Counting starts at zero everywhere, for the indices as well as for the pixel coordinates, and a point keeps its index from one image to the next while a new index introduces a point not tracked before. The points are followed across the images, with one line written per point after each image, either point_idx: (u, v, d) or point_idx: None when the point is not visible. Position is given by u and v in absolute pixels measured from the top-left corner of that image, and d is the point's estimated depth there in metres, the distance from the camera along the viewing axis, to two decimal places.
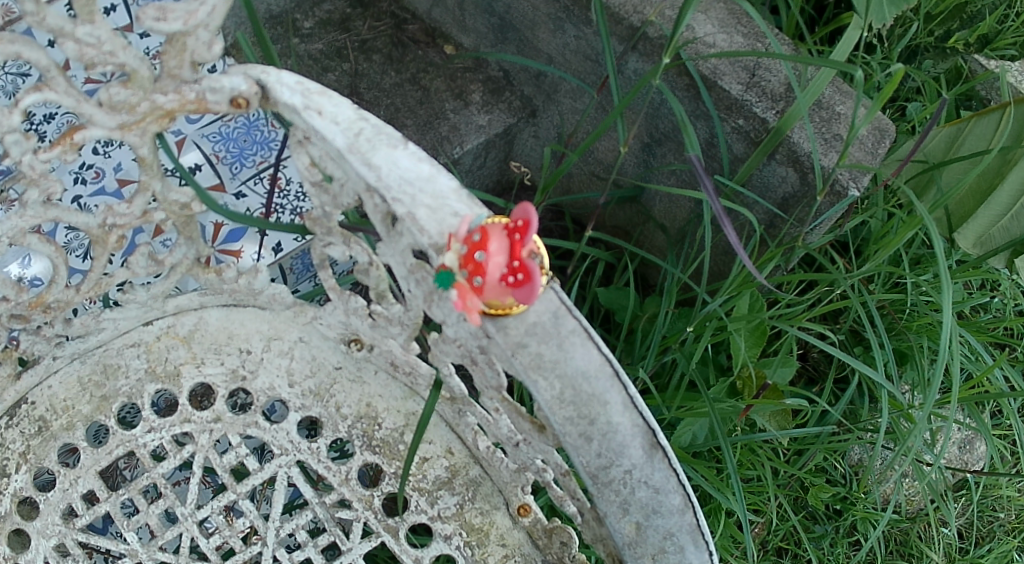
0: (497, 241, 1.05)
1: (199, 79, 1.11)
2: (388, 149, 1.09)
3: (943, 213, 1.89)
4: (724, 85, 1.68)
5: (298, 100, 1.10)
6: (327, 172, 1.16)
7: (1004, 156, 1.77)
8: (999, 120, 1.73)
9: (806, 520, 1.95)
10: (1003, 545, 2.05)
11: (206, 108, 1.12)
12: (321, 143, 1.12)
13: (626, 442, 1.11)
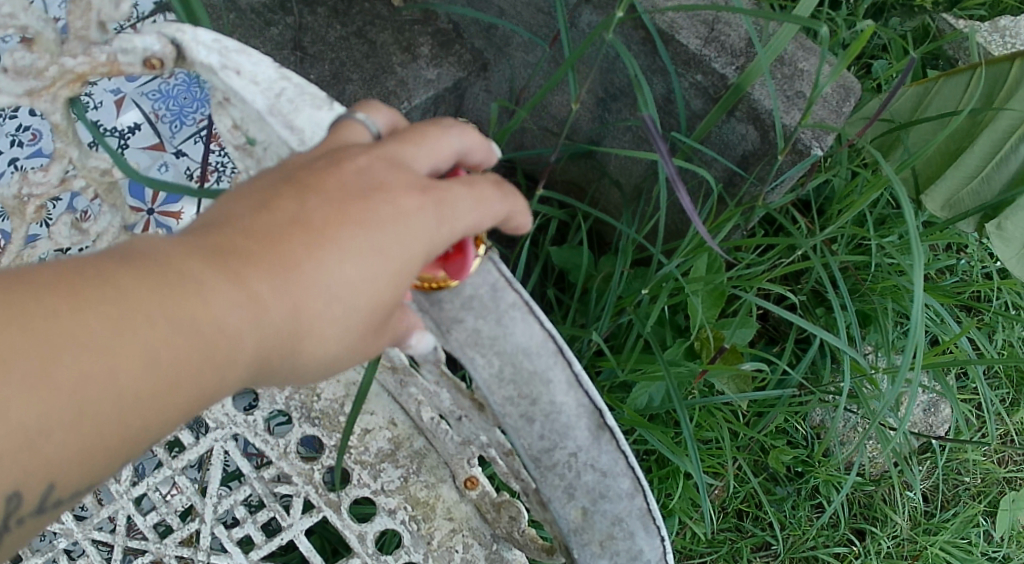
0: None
1: (110, 40, 1.05)
2: (312, 110, 1.06)
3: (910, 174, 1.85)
4: (681, 40, 1.63)
5: (215, 59, 1.06)
6: (250, 136, 1.12)
7: (974, 118, 1.75)
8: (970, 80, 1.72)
9: (766, 482, 1.92)
10: (969, 510, 2.03)
11: (119, 72, 1.06)
12: (241, 105, 1.08)
13: (570, 423, 1.06)
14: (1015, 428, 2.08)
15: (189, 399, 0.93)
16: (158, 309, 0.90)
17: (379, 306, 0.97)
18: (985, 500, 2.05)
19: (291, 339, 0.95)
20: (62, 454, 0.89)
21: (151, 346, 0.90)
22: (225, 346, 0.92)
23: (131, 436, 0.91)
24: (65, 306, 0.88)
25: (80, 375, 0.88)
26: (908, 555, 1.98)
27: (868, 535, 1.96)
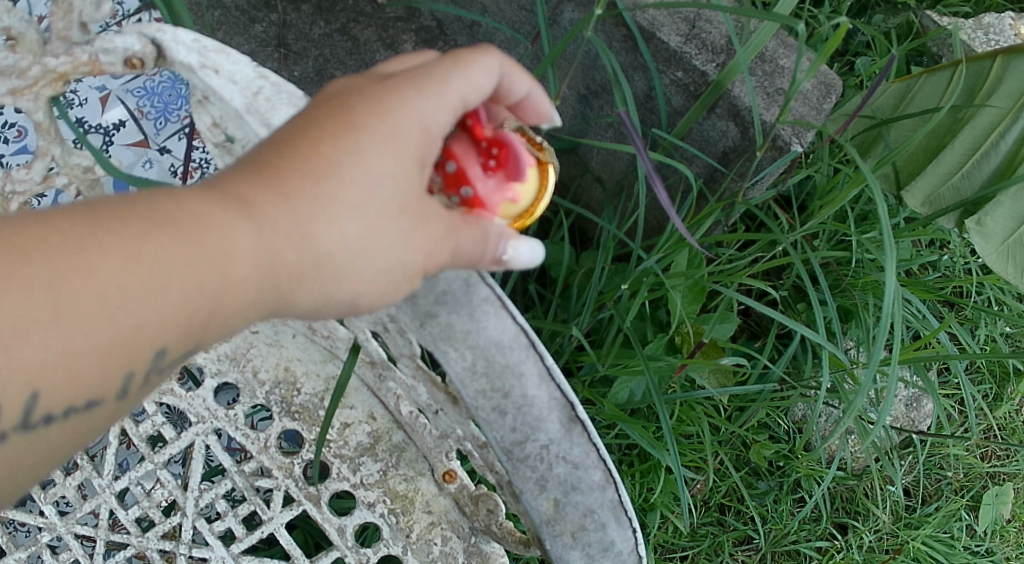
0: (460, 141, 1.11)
1: (91, 42, 1.15)
2: (288, 109, 1.14)
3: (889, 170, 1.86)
4: (662, 37, 1.64)
5: (193, 59, 1.13)
6: (227, 134, 1.21)
7: (954, 115, 1.78)
8: (952, 77, 1.76)
9: (749, 476, 1.93)
10: (951, 504, 2.04)
11: (100, 71, 1.15)
12: (219, 104, 1.17)
13: (542, 416, 1.08)
14: (997, 422, 2.10)
15: (186, 324, 0.96)
16: (163, 231, 0.94)
17: (374, 245, 1.01)
18: (968, 494, 2.07)
19: (285, 273, 0.99)
20: (62, 365, 0.92)
21: (155, 269, 0.93)
22: (224, 274, 0.96)
23: (126, 357, 0.95)
24: (78, 223, 0.92)
25: (81, 278, 0.91)
26: (890, 549, 2.00)
27: (850, 529, 1.98)
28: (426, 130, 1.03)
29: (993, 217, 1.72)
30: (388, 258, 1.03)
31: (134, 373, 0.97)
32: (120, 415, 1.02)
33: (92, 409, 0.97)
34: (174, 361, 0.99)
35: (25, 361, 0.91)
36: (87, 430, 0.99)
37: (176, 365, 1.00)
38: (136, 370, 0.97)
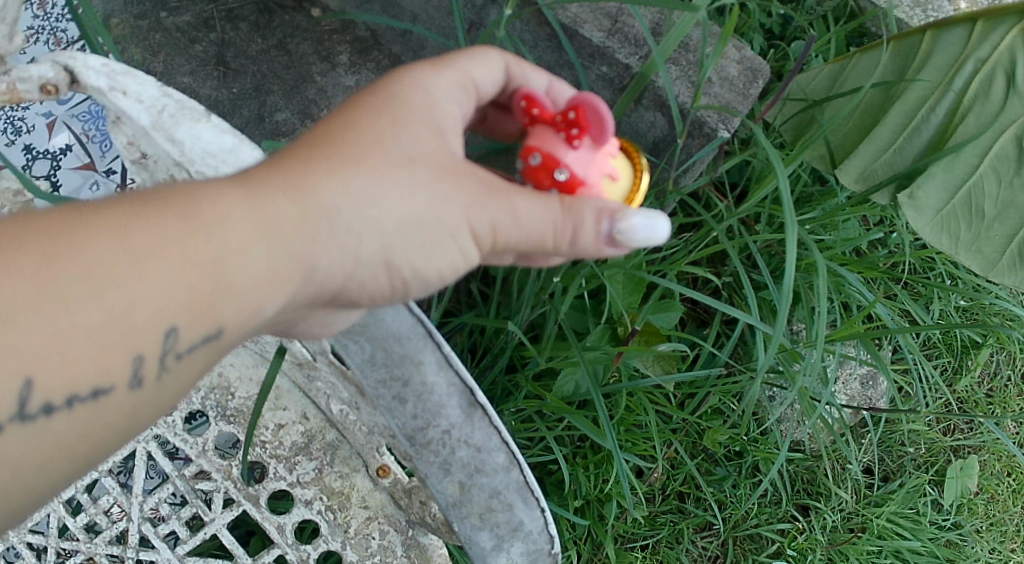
0: (548, 132, 1.24)
1: (7, 71, 1.22)
2: (191, 123, 1.22)
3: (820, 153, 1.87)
4: (585, 33, 1.67)
5: (103, 82, 1.21)
6: (143, 150, 1.27)
7: (887, 92, 1.79)
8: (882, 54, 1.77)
9: (706, 462, 1.94)
10: (914, 480, 2.05)
11: (18, 98, 1.22)
12: (130, 124, 1.23)
13: (441, 401, 1.20)
14: (957, 395, 2.11)
15: (190, 290, 1.04)
16: (184, 208, 1.05)
17: (374, 205, 1.13)
18: (932, 469, 2.08)
19: (287, 236, 1.09)
20: (66, 347, 0.99)
21: (156, 236, 1.02)
22: (223, 236, 1.05)
23: (133, 332, 1.02)
24: (90, 209, 1.02)
25: (109, 253, 1.00)
26: (855, 528, 2.02)
27: (812, 511, 1.99)
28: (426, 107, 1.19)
29: (922, 193, 1.73)
30: (390, 216, 1.14)
31: (142, 353, 1.04)
32: (131, 413, 1.07)
33: (101, 399, 1.03)
34: (182, 344, 1.06)
35: (28, 346, 0.97)
36: (99, 424, 1.04)
37: (187, 352, 1.07)
38: (144, 349, 1.04)
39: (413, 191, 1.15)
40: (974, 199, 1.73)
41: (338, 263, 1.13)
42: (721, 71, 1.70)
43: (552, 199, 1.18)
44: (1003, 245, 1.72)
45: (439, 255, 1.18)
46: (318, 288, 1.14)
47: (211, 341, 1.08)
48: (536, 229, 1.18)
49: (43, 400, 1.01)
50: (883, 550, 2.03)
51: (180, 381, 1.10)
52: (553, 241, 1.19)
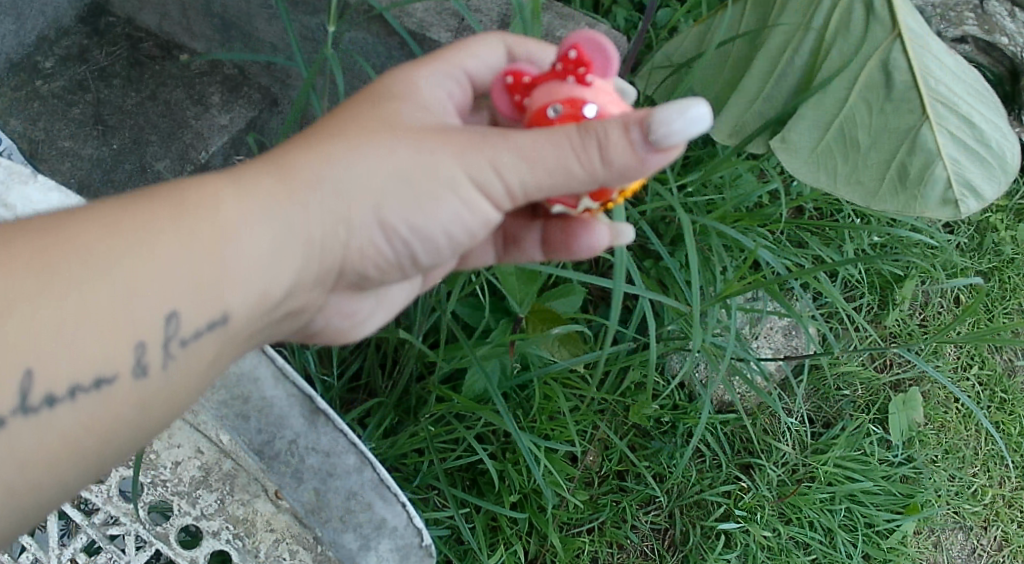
0: (551, 84, 1.17)
1: None
2: (20, 187, 1.44)
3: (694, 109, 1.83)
4: (434, 36, 1.68)
5: None
6: None
7: (751, 43, 1.80)
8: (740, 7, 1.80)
9: (640, 438, 1.95)
10: (855, 421, 2.06)
11: None
12: None
13: (284, 414, 1.49)
14: (889, 331, 2.11)
15: (187, 268, 1.08)
16: (174, 196, 1.10)
17: (360, 167, 1.17)
18: (872, 408, 2.09)
19: (277, 209, 1.13)
20: (63, 335, 1.03)
21: (143, 223, 1.07)
22: (214, 213, 1.10)
23: (129, 318, 1.06)
24: (78, 211, 1.08)
25: (105, 243, 1.05)
26: (803, 479, 2.02)
27: (756, 469, 2.00)
28: (415, 85, 1.25)
29: (796, 135, 1.68)
30: (380, 179, 1.17)
31: (144, 340, 1.08)
32: (138, 404, 1.10)
33: (104, 390, 1.06)
34: (183, 328, 1.10)
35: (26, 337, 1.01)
36: (105, 417, 1.07)
37: (192, 339, 1.11)
38: (145, 335, 1.08)
39: (404, 150, 1.17)
40: (846, 131, 1.69)
41: (332, 234, 1.18)
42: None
43: (569, 128, 1.12)
44: (883, 171, 1.68)
45: (444, 212, 1.20)
46: (314, 262, 1.18)
47: (213, 326, 1.12)
48: (551, 156, 1.13)
49: (45, 392, 1.03)
50: (835, 496, 2.03)
51: (187, 370, 1.13)
52: (575, 163, 1.12)
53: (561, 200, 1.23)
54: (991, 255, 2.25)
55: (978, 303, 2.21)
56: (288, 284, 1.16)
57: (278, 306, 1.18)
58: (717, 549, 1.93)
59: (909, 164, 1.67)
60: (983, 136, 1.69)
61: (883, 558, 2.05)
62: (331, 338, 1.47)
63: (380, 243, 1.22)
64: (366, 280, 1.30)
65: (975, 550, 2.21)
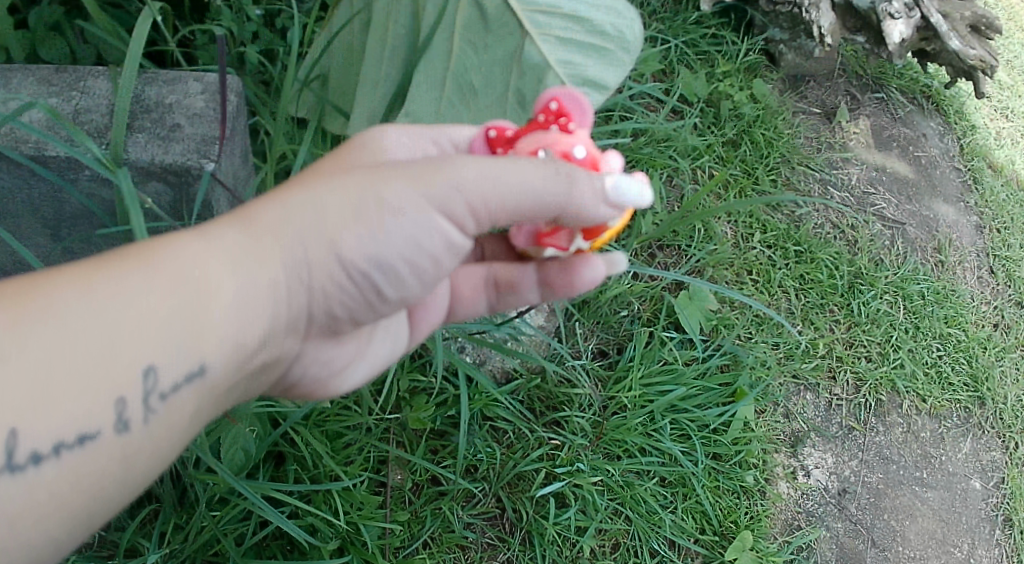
0: (534, 133, 1.31)
1: None
2: None
3: (334, 114, 1.86)
4: (52, 152, 1.72)
5: None
6: None
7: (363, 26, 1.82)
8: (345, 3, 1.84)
9: (435, 439, 1.96)
10: (642, 335, 2.06)
11: None
12: None
13: None
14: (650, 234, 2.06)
15: (170, 321, 1.14)
16: (142, 249, 1.15)
17: (322, 206, 1.21)
18: (661, 315, 2.10)
19: (247, 257, 1.19)
20: (43, 393, 1.07)
21: (116, 279, 1.12)
22: (184, 266, 1.15)
23: (111, 373, 1.11)
24: (46, 269, 1.12)
25: (80, 297, 1.10)
26: (615, 412, 2.00)
27: (564, 421, 1.98)
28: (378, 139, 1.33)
29: (414, 103, 1.66)
30: (347, 218, 1.21)
31: (124, 396, 1.13)
32: (122, 458, 1.15)
33: (88, 446, 1.11)
34: (162, 383, 1.15)
35: (11, 393, 1.06)
36: (90, 473, 1.13)
37: (169, 392, 1.16)
38: (126, 391, 1.13)
39: (367, 183, 1.23)
40: (462, 80, 1.67)
41: (303, 282, 1.22)
42: (187, 110, 1.79)
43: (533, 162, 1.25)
44: (503, 105, 1.66)
45: (411, 245, 1.25)
46: (286, 310, 1.23)
47: (193, 378, 1.17)
48: (516, 186, 1.23)
49: (31, 450, 1.08)
50: (655, 414, 2.01)
51: (168, 426, 1.19)
52: (535, 188, 1.24)
53: (554, 243, 1.36)
54: (732, 122, 2.21)
55: (736, 171, 2.17)
56: (260, 334, 1.21)
57: (255, 356, 1.24)
58: (551, 514, 1.92)
59: (524, 88, 1.64)
60: (596, 27, 1.64)
61: (733, 454, 2.05)
62: (311, 390, 1.47)
63: (352, 285, 1.27)
64: (343, 323, 1.35)
65: (831, 403, 2.18)
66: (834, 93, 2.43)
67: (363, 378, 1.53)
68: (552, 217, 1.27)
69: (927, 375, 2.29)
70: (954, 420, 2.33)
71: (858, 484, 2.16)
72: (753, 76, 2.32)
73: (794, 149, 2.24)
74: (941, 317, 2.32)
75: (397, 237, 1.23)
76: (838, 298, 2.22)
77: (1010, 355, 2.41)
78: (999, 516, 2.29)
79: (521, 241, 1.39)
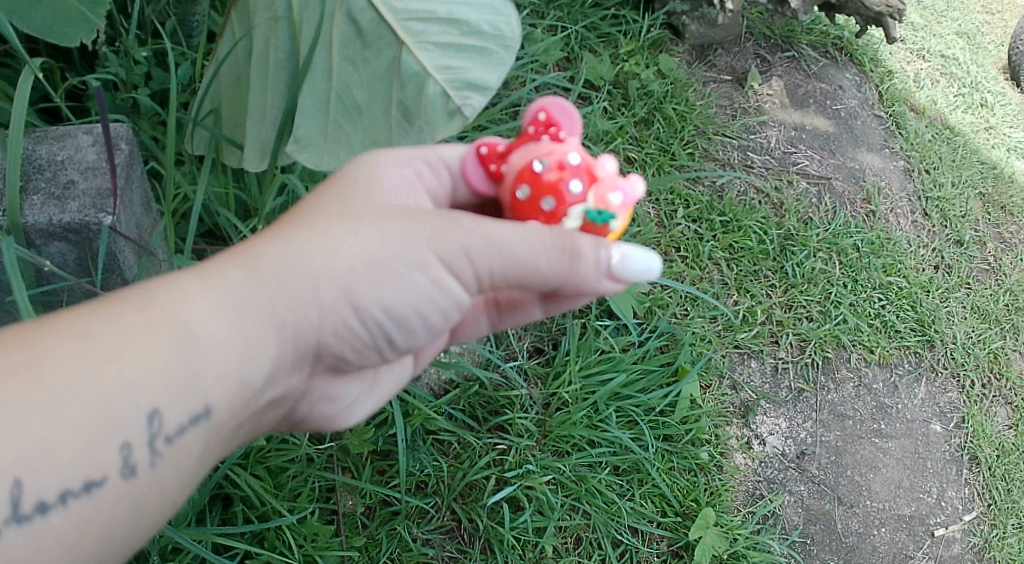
0: (527, 145, 1.30)
1: None
2: None
3: (230, 148, 1.86)
4: None
5: None
6: None
7: (248, 56, 1.81)
8: (228, 33, 1.83)
9: (380, 459, 1.94)
10: (576, 326, 2.05)
11: None
12: None
13: None
14: None
15: (175, 370, 1.18)
16: (139, 297, 1.19)
17: (326, 254, 1.26)
18: (593, 304, 2.09)
19: (249, 304, 1.23)
20: (51, 443, 1.10)
21: (118, 327, 1.16)
22: (185, 313, 1.19)
23: (117, 419, 1.14)
24: (42, 321, 1.15)
25: (78, 348, 1.13)
26: (558, 408, 2.00)
27: (508, 425, 1.98)
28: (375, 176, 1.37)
29: (302, 127, 1.65)
30: (344, 266, 1.26)
31: (130, 441, 1.16)
32: (130, 502, 1.18)
33: (94, 493, 1.14)
34: (167, 425, 1.18)
35: (19, 444, 1.08)
36: (97, 518, 1.15)
37: (175, 435, 1.20)
38: (132, 435, 1.16)
39: (372, 233, 1.27)
40: (345, 99, 1.69)
41: (304, 321, 1.27)
42: (80, 164, 1.76)
43: (541, 231, 1.27)
44: (388, 118, 1.68)
45: (408, 289, 1.30)
46: (288, 349, 1.27)
47: (197, 419, 1.21)
48: (521, 250, 1.27)
49: (37, 501, 1.11)
50: (598, 404, 2.00)
51: (174, 467, 1.22)
52: (543, 260, 1.27)
53: None
54: (642, 101, 2.22)
55: (651, 150, 2.17)
56: (264, 375, 1.26)
57: (259, 395, 1.28)
58: (507, 519, 1.90)
59: (406, 99, 1.67)
60: (473, 28, 1.69)
61: (683, 433, 2.04)
62: (314, 424, 1.52)
63: (352, 326, 1.31)
64: (344, 363, 1.40)
65: (778, 367, 2.18)
66: (743, 58, 2.48)
67: (367, 413, 1.60)
68: (557, 287, 1.31)
69: (872, 326, 2.28)
70: (905, 367, 2.32)
71: (815, 445, 2.15)
72: (659, 51, 2.35)
73: (708, 120, 2.28)
74: (878, 268, 2.33)
75: (393, 280, 1.28)
76: (770, 262, 2.24)
77: (954, 294, 2.42)
78: (964, 455, 2.29)
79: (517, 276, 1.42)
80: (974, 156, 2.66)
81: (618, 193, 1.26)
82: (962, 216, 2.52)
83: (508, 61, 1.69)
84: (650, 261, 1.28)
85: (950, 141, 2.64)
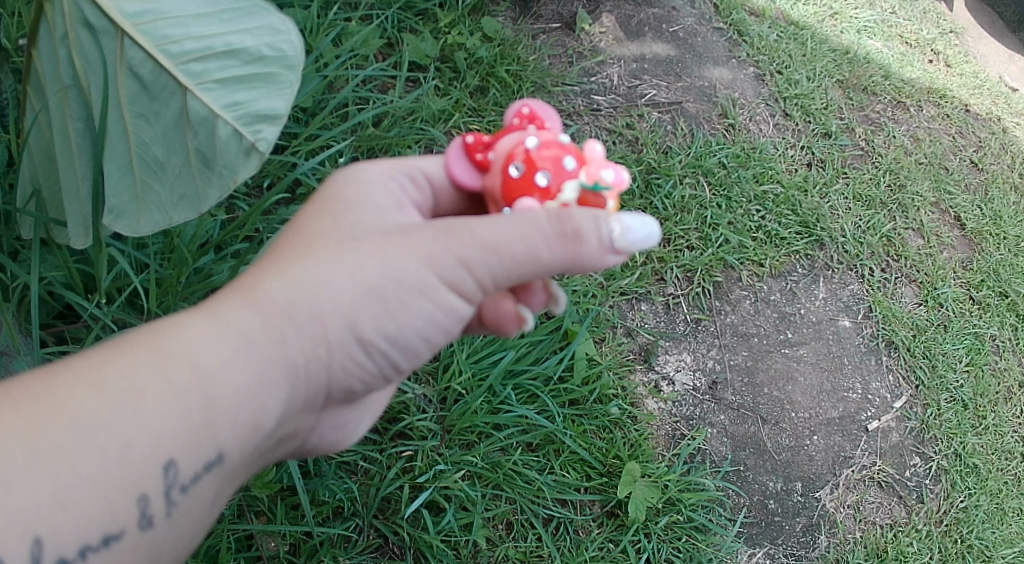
0: (513, 133, 1.26)
1: None
2: None
3: (58, 227, 1.73)
4: None
5: None
6: None
7: (49, 128, 1.67)
8: (29, 104, 1.69)
9: (290, 496, 1.80)
10: None
11: None
12: None
13: None
14: None
15: (188, 421, 1.15)
16: (145, 341, 1.16)
17: (331, 285, 1.23)
18: None
19: (259, 343, 1.20)
20: (72, 497, 1.09)
21: (130, 378, 1.14)
22: (194, 358, 1.16)
23: (136, 472, 1.13)
24: (52, 369, 1.14)
25: (90, 400, 1.11)
26: (455, 401, 1.93)
27: (409, 429, 1.89)
28: (367, 191, 1.30)
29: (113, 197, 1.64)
30: (350, 298, 1.23)
31: (147, 492, 1.14)
32: (145, 551, 1.17)
33: (112, 546, 1.13)
34: (183, 475, 1.17)
35: (38, 497, 1.07)
36: None
37: (189, 484, 1.18)
38: (149, 486, 1.14)
39: (377, 256, 1.24)
40: (147, 156, 1.65)
41: (314, 359, 1.24)
42: None
43: (538, 215, 1.20)
44: (190, 169, 1.63)
45: (415, 312, 1.26)
46: (299, 391, 1.25)
47: (211, 466, 1.19)
48: (520, 247, 1.20)
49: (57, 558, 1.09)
50: (494, 385, 1.94)
51: (188, 514, 1.20)
52: (545, 251, 1.20)
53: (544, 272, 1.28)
54: (473, 70, 2.22)
55: (493, 117, 2.17)
56: (276, 418, 1.23)
57: (271, 435, 1.25)
58: (431, 524, 1.81)
59: (202, 145, 1.62)
60: (253, 54, 1.61)
61: (588, 394, 1.98)
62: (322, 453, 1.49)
63: (358, 358, 1.28)
64: (351, 397, 1.37)
65: (669, 303, 2.16)
66: (568, 2, 2.48)
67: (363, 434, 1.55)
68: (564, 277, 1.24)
69: (755, 239, 2.28)
70: (799, 271, 2.30)
71: (725, 371, 2.12)
72: (480, 16, 2.33)
73: (545, 73, 2.28)
74: (749, 179, 2.33)
75: (397, 304, 1.24)
76: (638, 201, 2.21)
77: (833, 188, 2.42)
78: (879, 343, 2.26)
79: (507, 306, 1.33)
80: (824, 46, 2.70)
81: (610, 169, 1.22)
82: (823, 108, 2.55)
83: (296, 83, 1.63)
84: (650, 225, 1.21)
85: (796, 36, 2.68)
